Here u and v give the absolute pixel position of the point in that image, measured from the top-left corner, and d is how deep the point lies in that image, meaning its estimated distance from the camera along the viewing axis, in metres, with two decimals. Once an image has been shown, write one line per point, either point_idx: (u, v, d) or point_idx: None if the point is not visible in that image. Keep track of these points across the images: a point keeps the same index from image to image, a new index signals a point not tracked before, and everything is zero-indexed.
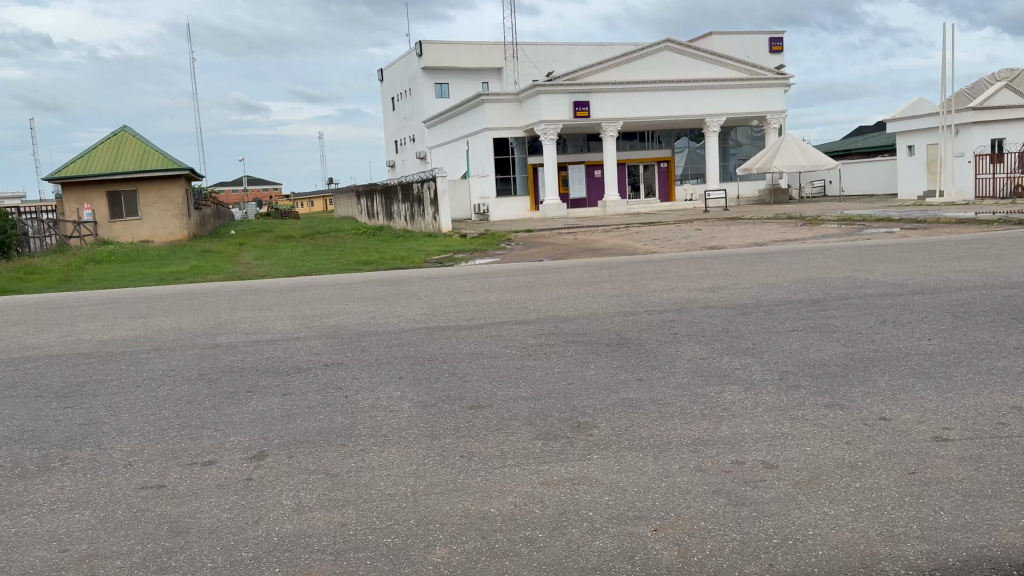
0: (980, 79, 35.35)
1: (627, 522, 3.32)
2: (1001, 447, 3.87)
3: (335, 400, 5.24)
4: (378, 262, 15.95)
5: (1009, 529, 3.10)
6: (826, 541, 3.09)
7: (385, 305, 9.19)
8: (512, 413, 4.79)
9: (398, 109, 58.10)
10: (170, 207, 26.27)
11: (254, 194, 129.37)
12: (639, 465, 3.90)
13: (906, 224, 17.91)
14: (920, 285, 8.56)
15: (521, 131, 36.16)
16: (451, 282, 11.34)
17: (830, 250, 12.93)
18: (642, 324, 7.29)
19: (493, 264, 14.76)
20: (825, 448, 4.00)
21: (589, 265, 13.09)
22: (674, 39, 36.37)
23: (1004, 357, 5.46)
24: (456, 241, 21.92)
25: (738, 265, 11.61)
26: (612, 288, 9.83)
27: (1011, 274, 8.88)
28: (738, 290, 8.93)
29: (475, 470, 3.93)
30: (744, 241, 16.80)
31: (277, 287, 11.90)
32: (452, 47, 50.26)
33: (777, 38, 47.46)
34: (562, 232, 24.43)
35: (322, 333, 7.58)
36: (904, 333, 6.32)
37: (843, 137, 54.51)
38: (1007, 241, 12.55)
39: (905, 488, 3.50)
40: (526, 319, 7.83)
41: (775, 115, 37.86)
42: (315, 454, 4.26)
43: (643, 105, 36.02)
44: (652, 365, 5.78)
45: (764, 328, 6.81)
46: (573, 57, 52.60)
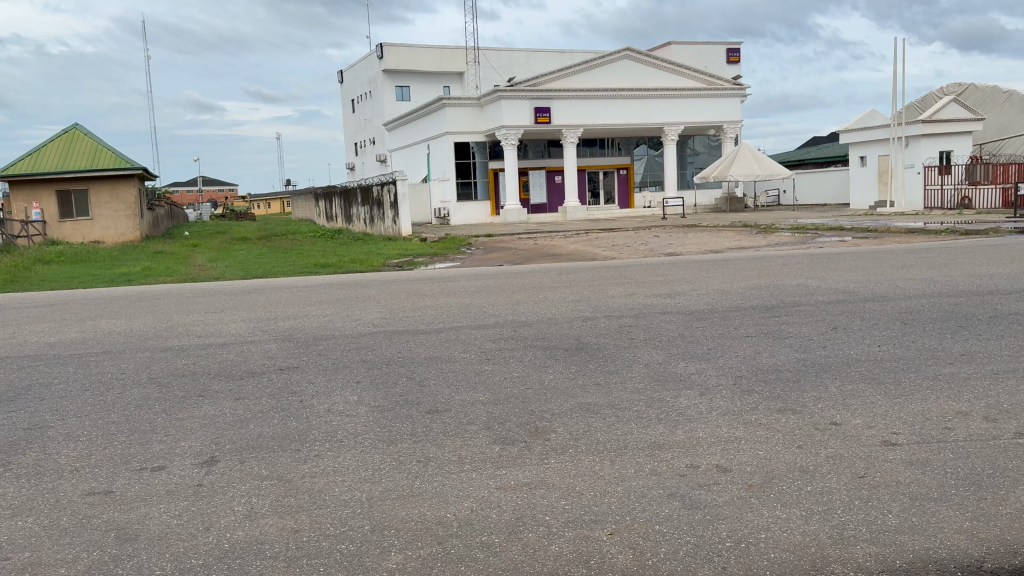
0: (930, 94, 36.35)
1: (583, 526, 3.33)
2: (946, 451, 3.97)
3: (289, 405, 5.17)
4: (336, 266, 15.68)
5: (955, 532, 3.17)
6: (778, 544, 3.13)
7: (341, 309, 9.08)
8: (470, 418, 4.77)
9: (357, 111, 57.65)
10: (123, 207, 25.76)
11: (211, 196, 127.17)
12: (596, 469, 3.92)
13: (857, 233, 18.30)
14: (871, 292, 8.72)
15: (481, 136, 36.11)
16: (410, 287, 11.24)
17: (782, 257, 13.15)
18: (600, 329, 7.33)
19: (451, 268, 14.80)
20: (777, 452, 4.06)
21: (550, 270, 13.17)
22: (635, 48, 36.69)
23: (951, 363, 5.61)
24: (416, 244, 21.72)
25: (696, 271, 11.76)
26: (571, 293, 9.88)
27: (957, 283, 9.15)
28: (695, 297, 8.99)
29: (432, 476, 3.90)
30: (701, 248, 16.93)
31: (233, 290, 11.66)
32: (413, 51, 50.07)
33: (734, 49, 48.31)
34: (522, 236, 24.55)
35: (278, 337, 7.48)
36: (854, 340, 6.45)
37: (797, 150, 55.57)
38: (953, 251, 12.92)
39: (854, 492, 3.56)
40: (485, 323, 7.84)
41: (731, 125, 38.53)
42: (268, 460, 4.20)
43: (602, 113, 36.34)
44: (610, 370, 5.81)
45: (719, 334, 6.90)
46: (533, 63, 52.87)
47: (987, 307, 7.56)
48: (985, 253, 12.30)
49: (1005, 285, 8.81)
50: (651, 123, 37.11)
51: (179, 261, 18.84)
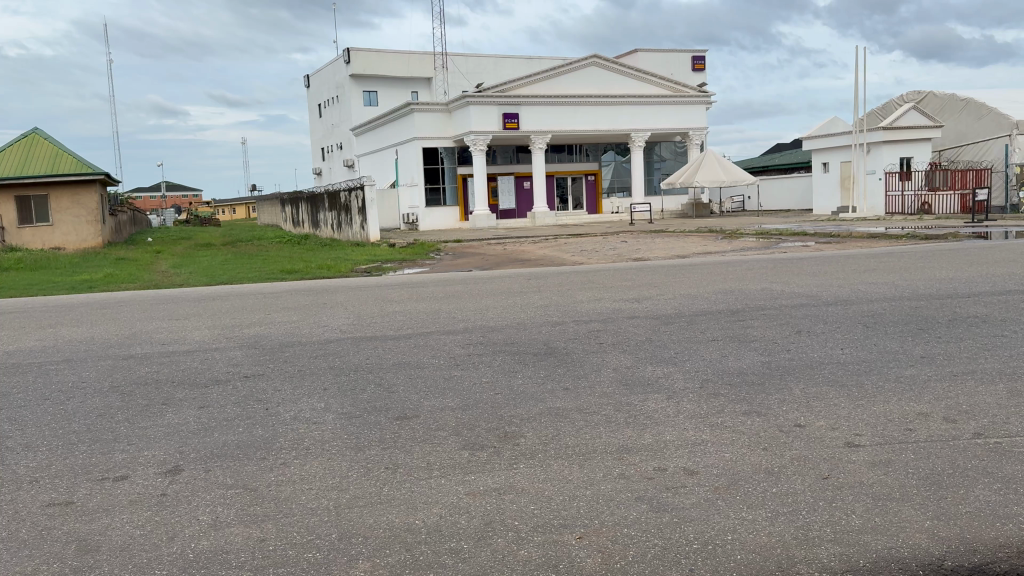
0: (890, 102, 37.06)
1: (552, 531, 3.33)
2: (908, 452, 4.05)
3: (255, 413, 5.11)
4: (303, 272, 15.57)
5: (916, 531, 3.23)
6: (744, 546, 3.16)
7: (307, 316, 9.00)
8: (439, 423, 4.76)
9: (324, 116, 57.29)
10: (84, 213, 25.36)
11: (176, 202, 125.58)
12: (565, 473, 3.93)
13: (820, 238, 18.56)
14: (833, 296, 8.86)
15: (450, 142, 36.10)
16: (377, 293, 11.19)
17: (747, 263, 13.27)
18: (568, 334, 7.36)
19: (419, 273, 14.76)
20: (743, 454, 4.11)
21: (517, 276, 13.14)
22: (601, 55, 36.94)
23: (910, 365, 5.73)
24: (384, 250, 21.61)
25: (663, 276, 11.83)
26: (539, 298, 9.91)
27: (918, 287, 9.31)
28: (662, 301, 9.06)
29: (400, 482, 3.88)
30: (667, 253, 17.04)
31: (196, 297, 11.51)
32: (380, 56, 49.91)
33: (699, 57, 48.89)
34: (491, 242, 24.50)
35: (243, 343, 7.39)
36: (818, 343, 6.54)
37: (762, 157, 56.31)
38: (912, 255, 13.14)
39: (818, 492, 3.61)
40: (453, 328, 7.82)
41: (697, 132, 38.95)
42: (234, 468, 4.14)
43: (570, 119, 36.52)
44: (578, 374, 5.84)
45: (686, 337, 6.96)
46: (501, 69, 53.02)
47: (946, 310, 7.70)
48: (944, 258, 12.54)
49: (963, 288, 8.99)
50: (618, 130, 37.37)
51: (142, 268, 18.57)
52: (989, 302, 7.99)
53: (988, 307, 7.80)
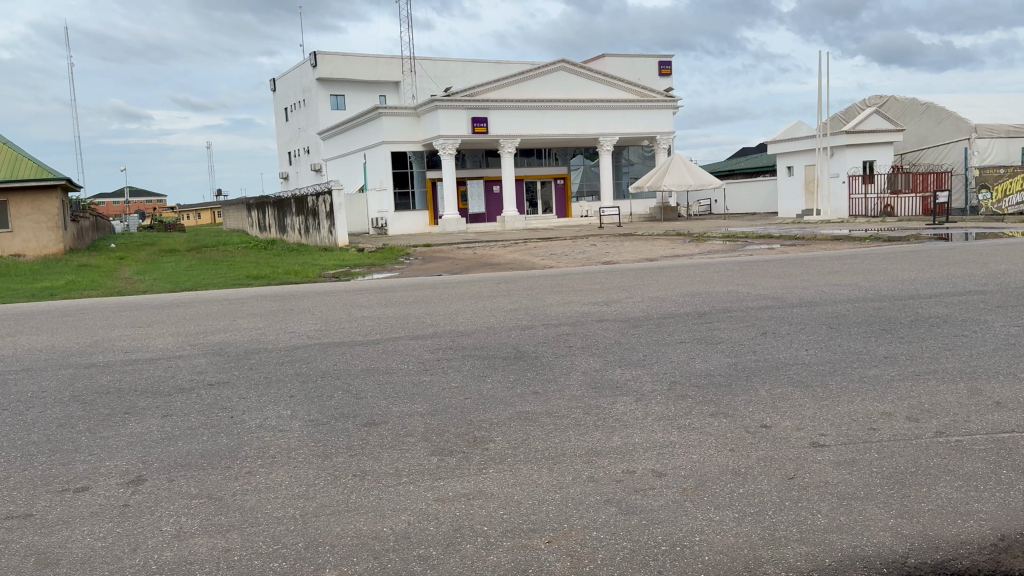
0: (853, 106, 37.67)
1: (521, 535, 3.32)
2: (872, 451, 4.10)
3: (220, 421, 5.04)
4: (270, 277, 15.45)
5: (881, 529, 3.27)
6: (712, 546, 3.18)
7: (274, 322, 8.90)
8: (408, 430, 4.73)
9: (291, 120, 56.86)
10: (45, 219, 24.85)
11: (139, 207, 123.90)
12: (534, 477, 3.92)
13: (785, 241, 18.85)
14: (799, 298, 8.97)
15: (418, 146, 36.00)
16: (345, 297, 11.13)
17: (715, 265, 13.39)
18: (538, 337, 7.37)
19: (389, 278, 14.70)
20: (710, 455, 4.14)
21: (487, 280, 13.12)
22: (569, 60, 37.07)
23: (873, 365, 5.81)
24: (352, 255, 21.47)
25: (632, 279, 11.88)
26: (508, 302, 9.91)
27: (882, 288, 9.45)
28: (631, 304, 9.10)
29: (369, 489, 3.84)
30: (636, 256, 17.14)
31: (160, 304, 11.35)
32: (347, 60, 49.62)
33: (666, 62, 49.35)
34: (461, 246, 24.49)
35: (207, 351, 7.29)
36: (783, 344, 6.60)
37: (729, 161, 56.96)
38: (876, 257, 13.34)
39: (785, 492, 3.64)
40: (422, 333, 7.78)
41: (664, 136, 39.29)
42: (198, 478, 4.08)
43: (538, 124, 36.63)
44: (547, 378, 5.84)
45: (654, 340, 6.99)
46: (469, 74, 53.01)
47: (908, 311, 7.84)
48: (908, 259, 12.75)
49: (925, 289, 9.15)
50: (587, 134, 37.56)
51: (104, 274, 18.25)
52: (950, 303, 8.14)
53: (949, 307, 7.95)
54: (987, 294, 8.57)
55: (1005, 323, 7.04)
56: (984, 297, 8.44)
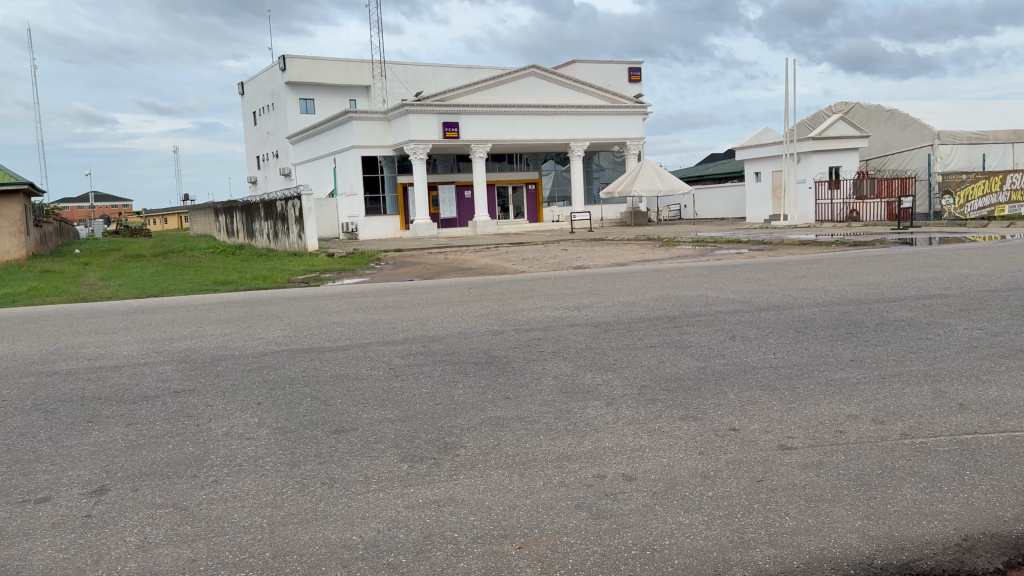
0: (819, 112, 38.23)
1: (491, 541, 3.31)
2: (839, 453, 4.14)
3: (185, 429, 4.96)
4: (237, 283, 15.30)
5: (847, 531, 3.31)
6: (681, 550, 3.19)
7: (242, 328, 8.81)
8: (378, 436, 4.69)
9: (260, 124, 56.35)
10: (7, 224, 24.34)
11: (104, 211, 122.07)
12: (504, 483, 3.91)
13: (753, 246, 19.05)
14: (766, 302, 9.06)
15: (388, 150, 35.86)
16: (315, 303, 11.05)
17: (685, 270, 13.50)
18: (509, 342, 7.36)
19: (358, 284, 14.62)
20: (679, 458, 4.16)
21: (458, 285, 13.08)
22: (540, 65, 37.21)
23: (841, 369, 5.87)
24: (322, 260, 21.34)
25: (602, 284, 11.95)
26: (480, 307, 9.89)
27: (847, 292, 9.59)
28: (602, 309, 9.14)
29: (336, 498, 3.80)
30: (607, 261, 17.22)
31: (124, 310, 11.19)
32: (316, 63, 49.36)
33: (636, 68, 49.70)
34: (432, 251, 24.41)
35: (173, 358, 7.19)
36: (751, 348, 6.66)
37: (698, 167, 57.48)
38: (842, 262, 13.54)
39: (753, 495, 3.67)
40: (393, 339, 7.73)
41: (634, 142, 39.58)
42: (163, 487, 4.00)
43: (510, 129, 36.69)
44: (518, 383, 5.82)
45: (624, 344, 7.03)
46: (440, 78, 52.98)
47: (873, 314, 7.96)
48: (875, 263, 12.94)
49: (890, 293, 9.30)
50: (558, 139, 37.70)
51: (68, 280, 17.94)
52: (915, 306, 8.27)
53: (911, 310, 8.09)
54: (951, 297, 8.72)
55: (967, 326, 7.18)
56: (947, 300, 8.60)
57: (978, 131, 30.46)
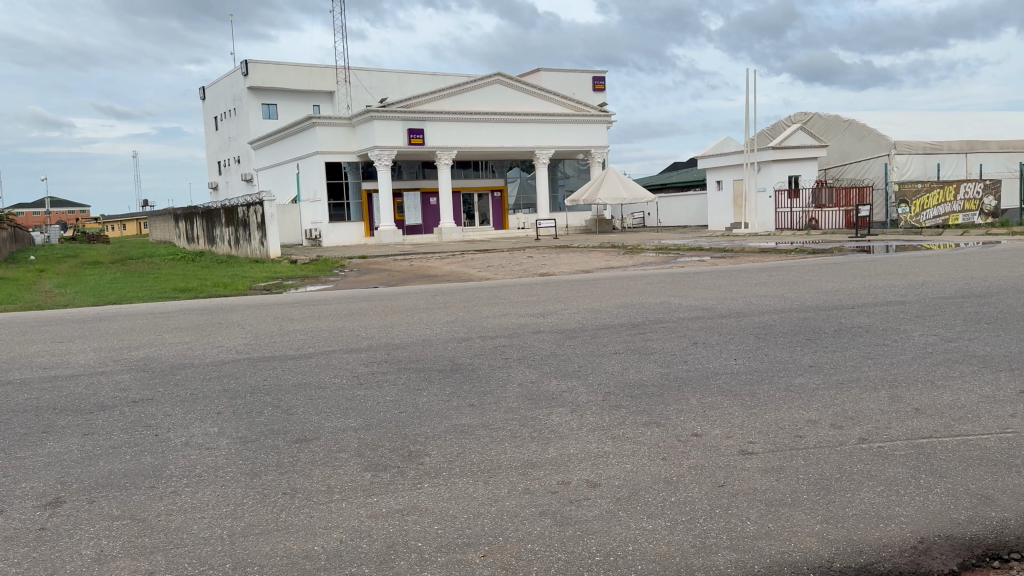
0: (779, 122, 38.89)
1: (455, 550, 3.29)
2: (799, 458, 4.20)
3: (144, 439, 4.87)
4: (198, 290, 15.10)
5: (807, 535, 3.35)
6: (645, 555, 3.21)
7: (203, 336, 8.68)
8: (341, 445, 4.65)
9: (221, 129, 55.68)
10: None
11: (59, 217, 119.67)
12: (469, 491, 3.90)
13: (714, 253, 19.26)
14: (727, 309, 9.17)
15: (353, 156, 35.65)
16: (277, 310, 10.95)
17: (647, 277, 13.64)
18: (474, 349, 7.35)
19: (322, 291, 14.51)
20: (643, 464, 4.18)
21: (422, 292, 13.06)
22: (505, 73, 37.29)
23: (799, 374, 5.96)
24: (285, 267, 21.17)
25: (565, 291, 12.04)
26: (445, 314, 9.87)
27: (806, 299, 9.76)
28: (566, 315, 9.18)
29: (298, 508, 3.76)
30: (572, 268, 17.33)
31: (80, 318, 10.95)
32: (279, 69, 49.00)
33: (600, 77, 50.08)
34: (397, 258, 24.27)
35: (131, 366, 7.06)
36: (713, 354, 6.74)
37: (662, 175, 58.07)
38: (801, 269, 13.77)
39: (714, 500, 3.71)
40: (357, 346, 7.69)
41: (599, 150, 39.87)
42: (121, 499, 3.93)
43: (475, 137, 36.72)
44: (484, 390, 5.81)
45: (588, 351, 7.06)
46: (404, 85, 52.87)
47: (831, 320, 8.11)
48: (832, 271, 13.21)
49: (847, 300, 9.47)
50: (523, 147, 37.82)
51: (23, 287, 17.55)
52: (872, 313, 8.44)
53: (869, 317, 8.24)
54: (906, 304, 8.93)
55: (923, 332, 7.34)
56: (902, 307, 8.79)
57: (933, 141, 31.17)
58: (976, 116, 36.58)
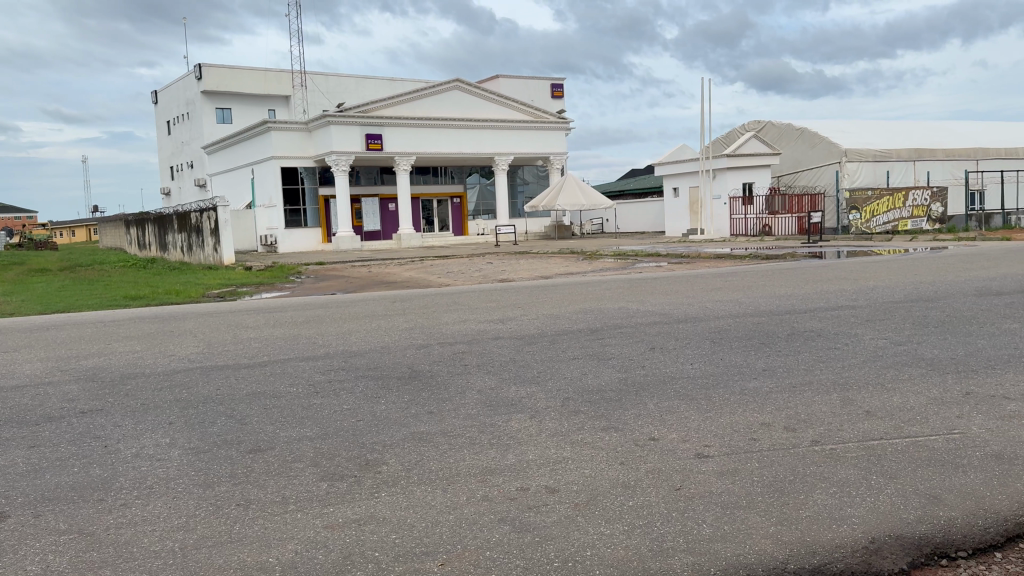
0: (733, 130, 39.52)
1: (413, 559, 3.27)
2: (753, 461, 4.26)
3: (92, 451, 4.75)
4: (149, 297, 14.78)
5: (762, 537, 3.39)
6: (603, 560, 3.22)
7: (154, 345, 8.50)
8: (296, 455, 4.59)
9: (174, 134, 54.74)
10: None
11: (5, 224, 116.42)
12: (427, 499, 3.88)
13: (671, 259, 19.47)
14: (683, 314, 9.27)
15: (310, 161, 35.32)
16: (231, 318, 10.76)
17: (606, 283, 13.72)
18: (433, 356, 7.31)
19: (278, 298, 14.32)
20: (601, 469, 4.20)
21: (380, 299, 12.95)
22: (463, 79, 37.33)
23: (754, 378, 6.05)
24: (240, 274, 20.84)
25: (526, 297, 12.05)
26: (403, 321, 9.81)
27: (761, 304, 9.90)
28: (525, 321, 9.20)
29: (253, 520, 3.69)
30: (531, 274, 17.37)
31: (26, 327, 10.63)
32: (234, 73, 48.39)
33: (558, 84, 50.40)
34: (355, 264, 24.08)
35: (79, 377, 6.87)
36: (670, 359, 6.81)
37: (619, 182, 58.61)
38: (757, 274, 13.98)
39: (671, 504, 3.74)
40: (314, 354, 7.60)
41: (557, 157, 40.09)
42: (67, 513, 3.82)
43: (434, 142, 36.65)
44: (443, 397, 5.79)
45: (548, 357, 7.07)
46: (362, 90, 52.57)
47: (785, 325, 8.24)
48: (785, 276, 13.44)
49: (800, 304, 9.66)
50: (482, 153, 37.87)
51: None
52: (823, 317, 8.61)
53: (821, 321, 8.40)
54: (857, 309, 9.12)
55: (873, 336, 7.50)
56: (853, 311, 8.98)
57: (883, 149, 31.92)
58: (923, 125, 37.59)
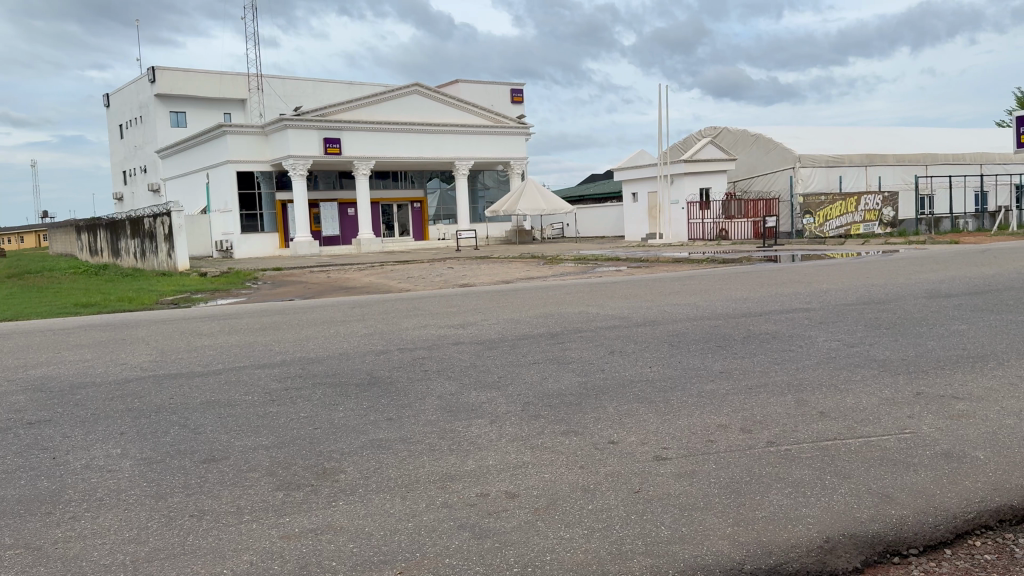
0: (690, 136, 40.04)
1: (371, 568, 3.24)
2: (711, 462, 4.31)
3: (40, 463, 4.62)
4: (101, 304, 14.48)
5: (719, 538, 3.43)
6: (562, 564, 3.23)
7: (105, 353, 8.31)
8: (252, 464, 4.52)
9: (127, 137, 53.71)
10: None
11: None
12: (385, 507, 3.85)
13: (631, 263, 19.63)
14: (642, 317, 9.36)
15: (267, 165, 34.92)
16: (186, 325, 10.58)
17: (566, 287, 13.79)
18: (392, 362, 7.27)
19: (235, 304, 14.14)
20: (561, 473, 4.21)
21: (340, 304, 12.87)
22: (423, 84, 37.22)
23: (711, 380, 6.11)
24: (196, 280, 20.51)
25: (486, 301, 12.05)
26: (363, 326, 9.75)
27: (718, 307, 10.03)
28: (485, 326, 9.19)
29: (206, 531, 3.63)
30: (492, 279, 17.41)
31: None
32: (189, 76, 47.65)
33: (518, 89, 50.57)
34: (313, 270, 23.85)
35: (25, 387, 6.68)
36: (629, 362, 6.86)
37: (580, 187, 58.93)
38: (714, 278, 14.18)
39: (630, 506, 3.76)
40: (270, 361, 7.50)
41: (517, 161, 40.19)
42: (13, 527, 3.71)
43: (393, 147, 36.48)
44: (402, 404, 5.74)
45: (508, 361, 7.06)
46: (320, 93, 52.14)
47: (741, 327, 8.36)
48: (741, 279, 13.65)
49: (756, 307, 9.81)
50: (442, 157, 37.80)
51: None
52: (778, 319, 8.75)
53: (776, 323, 8.53)
54: (811, 311, 9.29)
55: (827, 337, 7.65)
56: (807, 314, 9.14)
57: (836, 154, 32.57)
58: (874, 131, 38.43)
